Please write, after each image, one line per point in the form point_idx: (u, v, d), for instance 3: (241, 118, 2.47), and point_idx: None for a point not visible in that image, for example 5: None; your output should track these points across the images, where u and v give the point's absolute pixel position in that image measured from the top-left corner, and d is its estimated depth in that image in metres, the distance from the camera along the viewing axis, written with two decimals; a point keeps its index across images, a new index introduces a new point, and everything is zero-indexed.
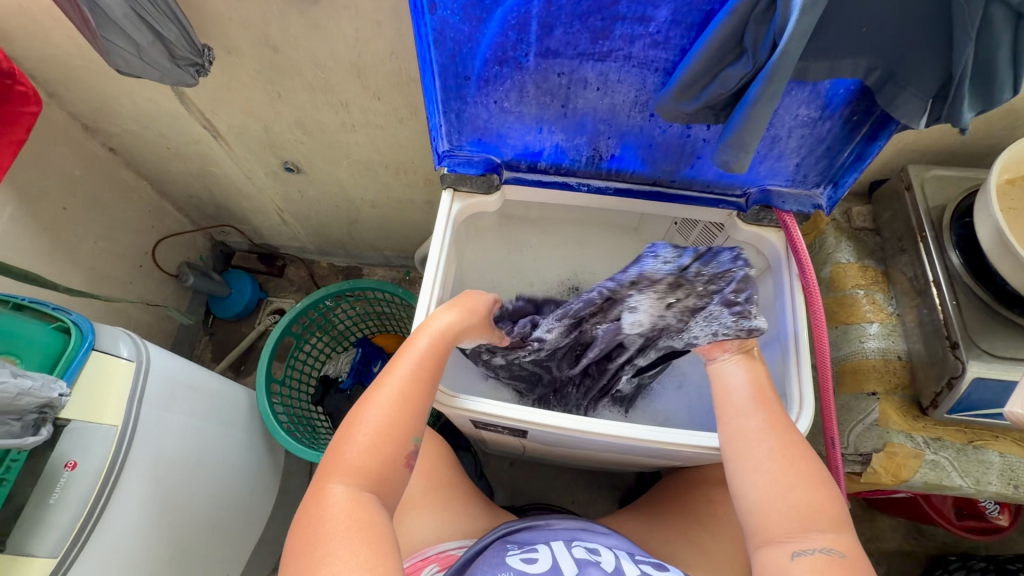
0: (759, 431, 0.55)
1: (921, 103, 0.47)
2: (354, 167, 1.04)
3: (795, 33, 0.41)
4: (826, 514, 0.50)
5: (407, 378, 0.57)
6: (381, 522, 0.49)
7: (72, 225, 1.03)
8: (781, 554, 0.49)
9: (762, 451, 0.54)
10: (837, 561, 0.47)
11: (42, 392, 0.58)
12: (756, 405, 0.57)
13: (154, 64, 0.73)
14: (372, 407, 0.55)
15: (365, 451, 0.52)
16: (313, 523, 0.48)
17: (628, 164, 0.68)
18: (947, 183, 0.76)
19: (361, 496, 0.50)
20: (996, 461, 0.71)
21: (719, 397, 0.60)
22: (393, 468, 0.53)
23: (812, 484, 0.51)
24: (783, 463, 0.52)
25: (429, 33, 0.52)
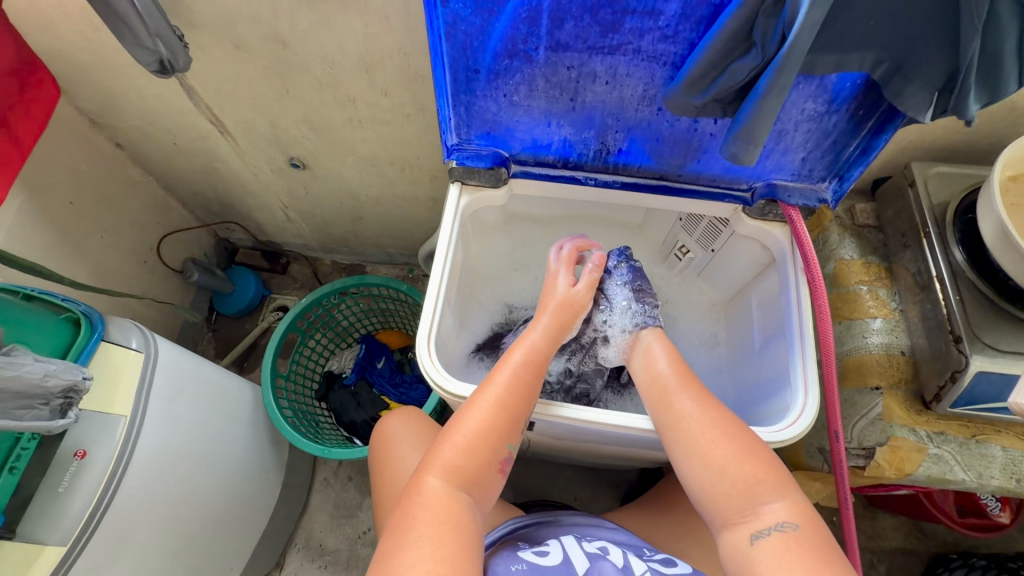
0: (689, 413, 0.59)
1: (928, 96, 0.48)
2: (359, 163, 1.05)
3: (805, 25, 0.41)
4: (766, 483, 0.53)
5: (512, 390, 0.59)
6: (470, 520, 0.52)
7: (79, 219, 1.03)
8: (742, 538, 0.51)
9: (688, 434, 0.57)
10: (792, 536, 0.49)
11: (66, 375, 0.59)
12: (680, 386, 0.61)
13: (169, 44, 0.71)
14: (476, 409, 0.58)
15: (458, 453, 0.55)
16: (408, 512, 0.51)
17: (635, 159, 0.69)
18: (950, 180, 0.76)
19: (456, 494, 0.53)
20: (998, 455, 0.71)
21: (651, 382, 0.64)
22: (487, 472, 0.56)
23: (747, 459, 0.54)
24: (710, 441, 0.56)
25: (440, 26, 0.53)
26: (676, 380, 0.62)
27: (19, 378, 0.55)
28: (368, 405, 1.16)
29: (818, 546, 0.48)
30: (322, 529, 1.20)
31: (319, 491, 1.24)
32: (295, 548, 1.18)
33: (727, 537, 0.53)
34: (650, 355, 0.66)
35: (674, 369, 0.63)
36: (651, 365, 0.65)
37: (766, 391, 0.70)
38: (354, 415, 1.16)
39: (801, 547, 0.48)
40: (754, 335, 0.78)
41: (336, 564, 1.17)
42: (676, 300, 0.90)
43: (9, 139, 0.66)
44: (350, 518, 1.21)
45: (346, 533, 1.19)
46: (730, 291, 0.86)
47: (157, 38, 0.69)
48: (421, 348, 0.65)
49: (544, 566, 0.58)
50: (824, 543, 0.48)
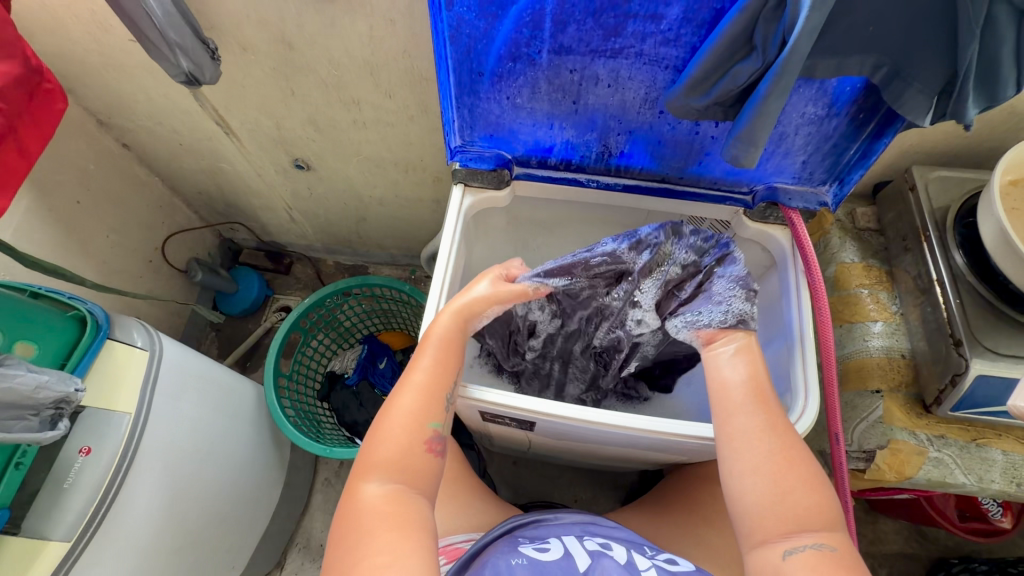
0: (755, 432, 0.54)
1: (926, 100, 0.48)
2: (363, 164, 1.06)
3: (805, 30, 0.42)
4: (821, 514, 0.50)
5: (435, 372, 0.59)
6: (414, 512, 0.51)
7: (86, 218, 1.04)
8: (774, 553, 0.49)
9: (760, 450, 0.53)
10: (828, 556, 0.48)
11: (59, 387, 0.60)
12: (752, 403, 0.55)
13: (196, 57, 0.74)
14: (397, 406, 0.57)
15: (394, 449, 0.54)
16: (352, 521, 0.50)
17: (637, 161, 0.69)
18: (951, 184, 0.77)
19: (392, 489, 0.52)
20: (999, 459, 0.71)
21: (720, 387, 0.58)
22: (422, 460, 0.55)
23: (809, 488, 0.51)
24: (779, 462, 0.52)
25: (445, 29, 0.54)
26: (748, 396, 0.56)
27: (12, 390, 0.56)
28: (369, 406, 1.19)
29: (854, 572, 0.48)
30: (323, 528, 1.21)
31: (320, 490, 1.24)
32: (296, 547, 1.19)
33: (757, 551, 0.51)
34: (728, 361, 0.58)
35: (748, 383, 0.56)
36: (723, 373, 0.58)
37: None
38: (355, 414, 1.18)
39: (838, 572, 0.47)
40: None
41: None
42: None
43: (15, 147, 0.60)
44: None
45: None
46: None
47: (179, 51, 0.71)
48: None
49: (545, 562, 0.58)
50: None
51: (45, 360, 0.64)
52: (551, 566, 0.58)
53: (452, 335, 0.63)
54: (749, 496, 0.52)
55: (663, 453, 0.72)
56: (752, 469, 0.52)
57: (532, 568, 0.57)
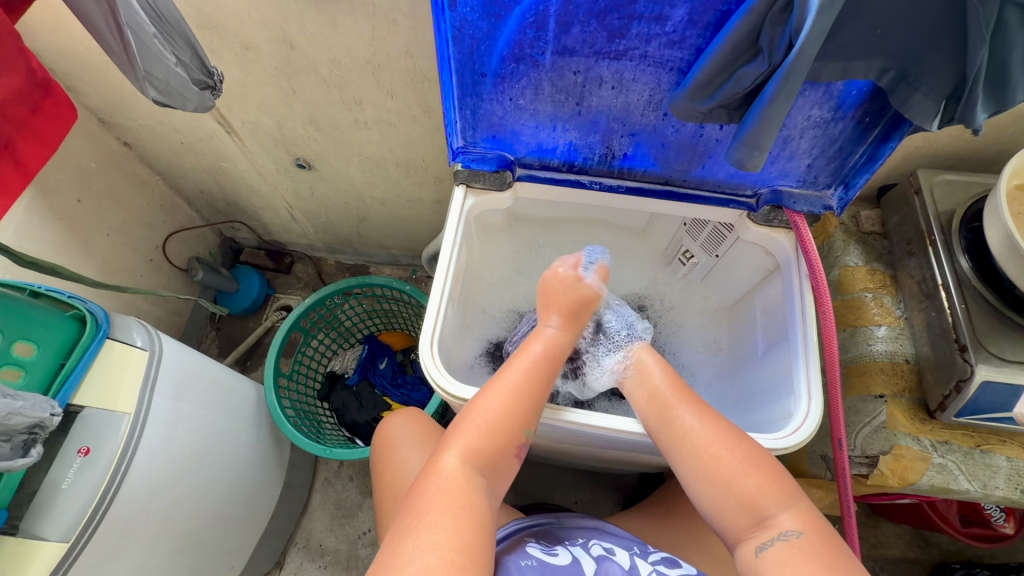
0: (690, 428, 0.60)
1: (934, 105, 0.48)
2: (365, 164, 1.05)
3: (812, 33, 0.41)
4: (768, 494, 0.53)
5: (529, 379, 0.61)
6: (485, 499, 0.53)
7: (86, 217, 1.04)
8: (749, 552, 0.53)
9: (691, 448, 0.58)
10: (795, 543, 0.50)
11: (34, 412, 0.58)
12: (680, 401, 0.62)
13: (175, 91, 0.67)
14: (490, 396, 0.59)
15: (478, 438, 0.57)
16: (424, 489, 0.52)
17: (640, 163, 0.69)
18: (956, 188, 0.76)
19: (469, 473, 0.54)
20: (1003, 465, 0.71)
21: (651, 398, 0.64)
22: (502, 457, 0.57)
23: (751, 471, 0.55)
24: (713, 457, 0.57)
25: (448, 29, 0.53)
26: (676, 397, 0.63)
27: None
28: (369, 406, 1.17)
29: (822, 552, 0.49)
30: (322, 528, 1.20)
31: (320, 490, 1.24)
32: (295, 547, 1.19)
33: (741, 550, 0.54)
34: (645, 374, 0.67)
35: (670, 385, 0.64)
36: (645, 381, 0.66)
37: (770, 398, 0.70)
38: (356, 415, 1.17)
39: (808, 556, 0.49)
40: (757, 342, 0.78)
41: (336, 564, 1.17)
42: (679, 305, 0.90)
43: (13, 165, 0.59)
44: (351, 518, 1.21)
45: (346, 533, 1.20)
46: (733, 297, 0.85)
47: (148, 82, 0.62)
48: (423, 349, 0.65)
49: (556, 565, 0.59)
50: (829, 549, 0.49)
51: (45, 360, 0.64)
52: (562, 570, 0.58)
53: (546, 355, 0.64)
54: (707, 501, 0.57)
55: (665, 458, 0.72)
56: (695, 472, 0.58)
57: (542, 569, 0.58)
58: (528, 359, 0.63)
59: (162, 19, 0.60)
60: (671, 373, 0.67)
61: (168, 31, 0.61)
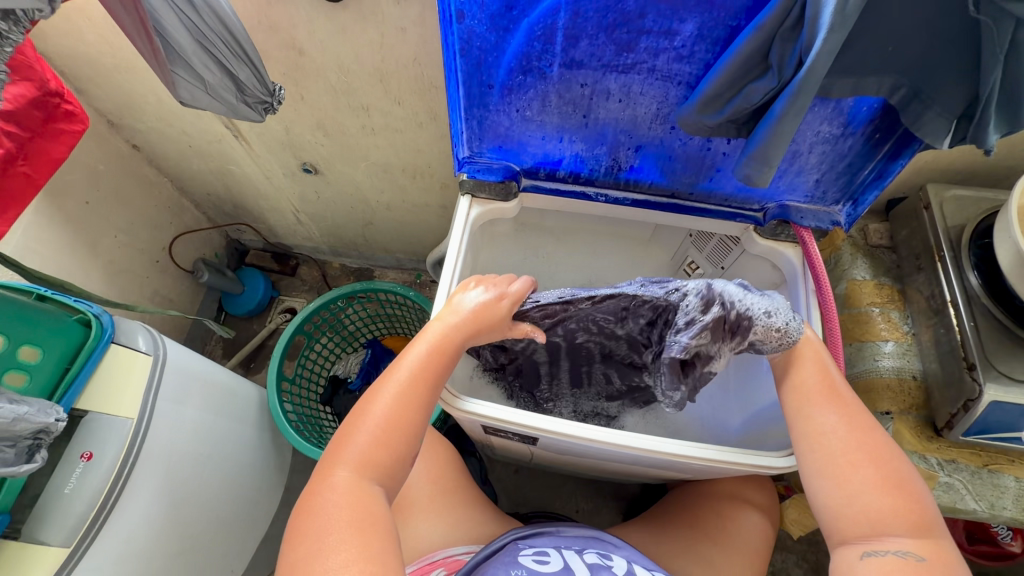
0: (829, 427, 0.54)
1: (946, 123, 0.47)
2: (371, 169, 1.06)
3: (823, 51, 0.41)
4: (903, 517, 0.49)
5: (421, 369, 0.57)
6: (384, 513, 0.49)
7: (94, 219, 1.05)
8: (851, 554, 0.50)
9: (826, 448, 0.53)
10: (912, 564, 0.47)
11: (39, 418, 0.58)
12: (826, 401, 0.56)
13: (223, 100, 0.71)
14: (382, 397, 0.55)
15: (368, 443, 0.52)
16: (311, 512, 0.48)
17: (647, 176, 0.68)
18: (966, 203, 0.75)
19: (366, 486, 0.51)
20: (1011, 486, 0.70)
21: (792, 388, 0.58)
22: (399, 461, 0.54)
23: (886, 489, 0.50)
24: (848, 462, 0.52)
25: (455, 41, 0.53)
26: (822, 393, 0.57)
27: None
28: None
29: None
30: None
31: None
32: None
33: (841, 552, 0.51)
34: (800, 364, 0.59)
35: (823, 377, 0.57)
36: (799, 373, 0.58)
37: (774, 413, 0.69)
38: None
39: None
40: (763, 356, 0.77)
41: None
42: None
43: (24, 175, 0.60)
44: None
45: None
46: None
47: (180, 82, 0.67)
48: None
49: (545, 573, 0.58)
50: None
51: (48, 364, 0.64)
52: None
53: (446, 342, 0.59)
54: (819, 494, 0.53)
55: (669, 472, 0.72)
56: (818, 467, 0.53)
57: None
58: (423, 345, 0.58)
59: (217, 40, 0.63)
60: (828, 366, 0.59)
61: (224, 54, 0.65)
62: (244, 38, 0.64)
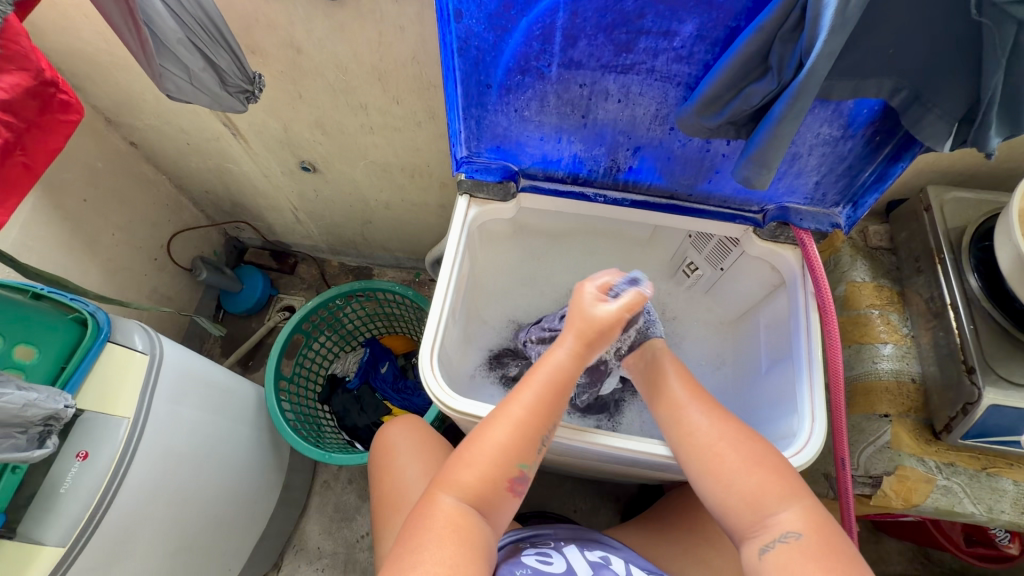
0: (698, 427, 0.58)
1: (947, 126, 0.47)
2: (370, 168, 1.05)
3: (823, 53, 0.41)
4: (772, 494, 0.52)
5: (537, 410, 0.57)
6: (479, 546, 0.51)
7: (91, 216, 1.04)
8: (752, 551, 0.51)
9: (698, 447, 0.57)
10: (796, 545, 0.49)
11: (49, 404, 0.59)
12: (692, 402, 0.61)
13: (206, 91, 0.71)
14: (496, 430, 0.56)
15: (475, 475, 0.54)
16: (417, 528, 0.51)
17: (646, 177, 0.68)
18: (967, 206, 0.75)
19: (464, 513, 0.53)
20: (1010, 489, 0.70)
21: (663, 398, 0.63)
22: (501, 495, 0.55)
23: (755, 471, 0.54)
24: (717, 455, 0.56)
25: (453, 41, 0.53)
26: (692, 399, 0.61)
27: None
28: (370, 411, 1.17)
29: (826, 550, 0.48)
30: (320, 531, 1.20)
31: (318, 492, 1.24)
32: (293, 549, 1.19)
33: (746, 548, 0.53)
34: (661, 374, 0.65)
35: (684, 383, 0.63)
36: (659, 380, 0.64)
37: (772, 416, 0.69)
38: (356, 419, 1.17)
39: (806, 559, 0.48)
40: (760, 358, 0.77)
41: (333, 567, 1.17)
42: (683, 317, 0.89)
43: (21, 165, 0.59)
44: (348, 521, 1.21)
45: (343, 536, 1.19)
46: (738, 311, 0.85)
47: (166, 77, 0.66)
48: (423, 360, 0.65)
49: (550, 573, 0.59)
50: (831, 550, 0.48)
51: (45, 364, 0.64)
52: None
53: (558, 377, 0.59)
54: (709, 495, 0.56)
55: (666, 473, 0.71)
56: (698, 467, 0.57)
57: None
58: (542, 377, 0.58)
59: (200, 27, 0.63)
60: (684, 370, 0.65)
61: (202, 39, 0.64)
62: (219, 22, 0.64)
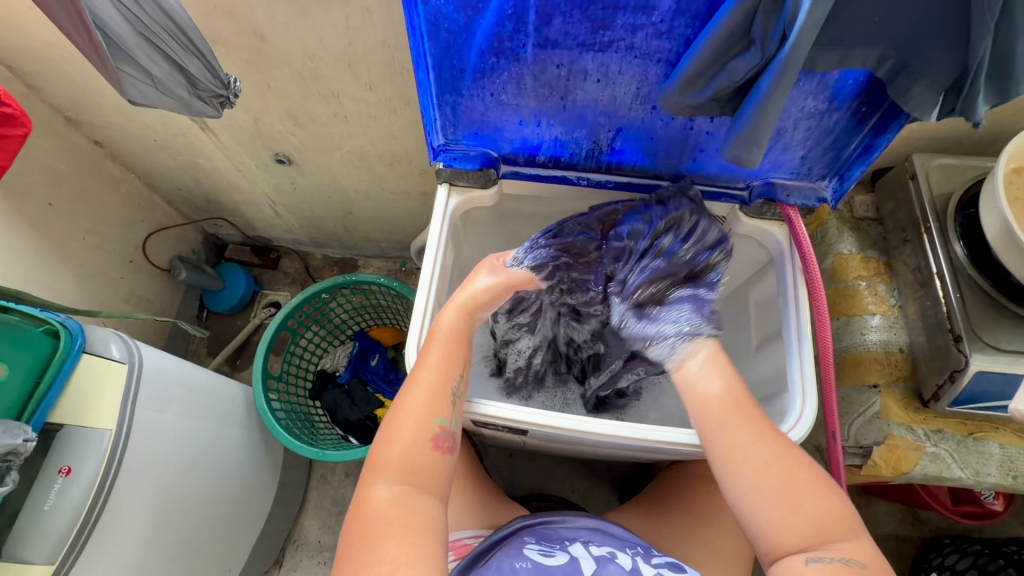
0: (751, 442, 0.51)
1: (934, 96, 0.46)
2: (347, 158, 1.02)
3: (806, 25, 0.39)
4: (837, 521, 0.47)
5: (442, 368, 0.58)
6: (425, 526, 0.49)
7: (60, 221, 1.00)
8: (795, 562, 0.46)
9: (755, 462, 0.50)
10: (858, 571, 0.44)
11: (4, 440, 0.56)
12: (743, 411, 0.53)
13: (176, 97, 0.68)
14: (406, 402, 0.56)
15: (403, 451, 0.53)
16: (359, 523, 0.49)
17: (629, 158, 0.66)
18: (952, 172, 0.74)
19: (399, 494, 0.50)
20: (996, 452, 0.71)
21: (716, 407, 0.53)
22: (430, 459, 0.53)
23: (824, 496, 0.48)
24: (785, 472, 0.49)
25: (422, 24, 0.50)
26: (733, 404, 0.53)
27: None
28: (362, 404, 1.15)
29: None
30: (319, 525, 1.20)
31: (316, 487, 1.24)
32: (294, 545, 1.19)
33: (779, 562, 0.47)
34: (710, 374, 0.55)
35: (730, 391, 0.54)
36: (703, 385, 0.55)
37: (764, 394, 0.69)
38: (349, 414, 1.15)
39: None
40: (751, 336, 0.77)
41: (335, 560, 1.17)
42: None
43: None
44: (347, 513, 1.21)
45: None
46: (727, 289, 0.84)
47: (125, 78, 0.62)
48: (410, 355, 0.63)
49: (550, 566, 0.57)
50: None
51: (17, 380, 0.62)
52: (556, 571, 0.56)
53: (459, 334, 0.60)
54: (761, 510, 0.48)
55: (659, 455, 0.71)
56: (731, 470, 0.51)
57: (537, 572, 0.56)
58: (436, 356, 0.58)
59: (170, 33, 0.61)
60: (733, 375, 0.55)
61: (170, 47, 0.62)
62: (187, 29, 0.61)
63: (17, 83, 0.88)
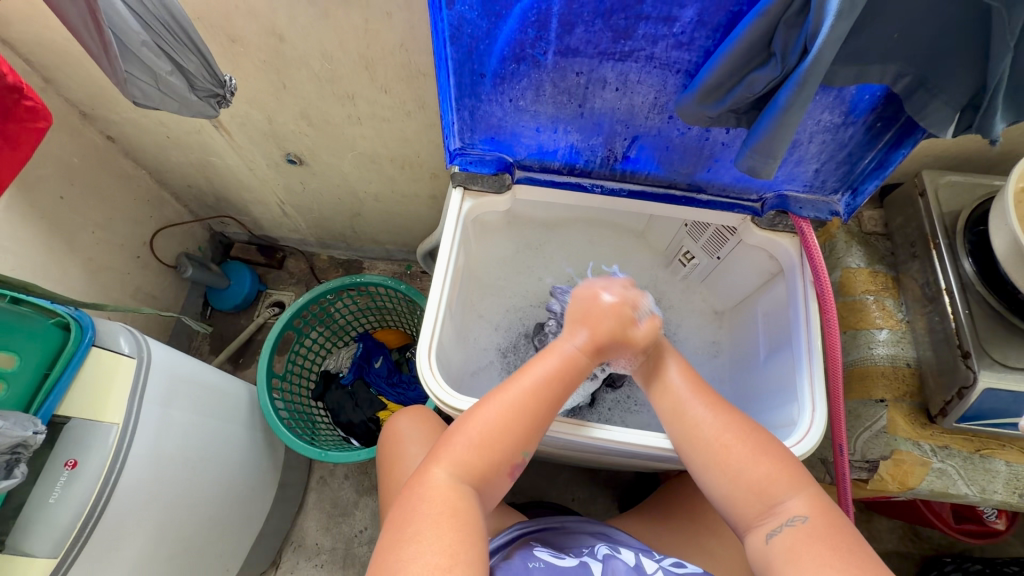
0: (701, 420, 0.58)
1: (951, 113, 0.46)
2: (358, 160, 1.03)
3: (829, 39, 0.40)
4: (781, 483, 0.53)
5: (537, 390, 0.56)
6: (474, 517, 0.51)
7: (70, 214, 1.01)
8: (758, 538, 0.52)
9: (702, 440, 0.57)
10: (803, 528, 0.49)
11: (15, 431, 0.56)
12: (693, 395, 0.59)
13: (175, 95, 0.67)
14: (484, 411, 0.56)
15: (470, 449, 0.54)
16: (411, 504, 0.51)
17: (643, 166, 0.67)
18: (961, 189, 0.75)
19: (459, 486, 0.52)
20: (1002, 470, 0.71)
21: (662, 389, 0.62)
22: (499, 463, 0.55)
23: (762, 460, 0.54)
24: (724, 446, 0.55)
25: (445, 28, 0.51)
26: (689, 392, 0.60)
27: None
28: (365, 406, 1.15)
29: (833, 537, 0.48)
30: (318, 527, 1.20)
31: (315, 489, 1.23)
32: (291, 546, 1.18)
33: (751, 539, 0.53)
34: (659, 368, 0.63)
35: (687, 382, 0.61)
36: (658, 374, 0.63)
37: (770, 405, 0.70)
38: (351, 415, 1.15)
39: (814, 539, 0.48)
40: (758, 347, 0.77)
41: (333, 563, 1.16)
42: (679, 306, 0.89)
43: None
44: (346, 516, 1.20)
45: (341, 531, 1.19)
46: (733, 300, 0.85)
47: (130, 84, 0.62)
48: (421, 358, 0.63)
49: (562, 566, 0.59)
50: (839, 536, 0.48)
51: (27, 371, 0.61)
52: (569, 569, 0.58)
53: (573, 365, 0.58)
54: (715, 485, 0.55)
55: (667, 465, 0.71)
56: (692, 453, 0.57)
57: (550, 571, 0.58)
58: (545, 368, 0.58)
59: (167, 31, 0.60)
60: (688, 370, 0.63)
61: (169, 42, 0.61)
62: (185, 22, 0.61)
63: (34, 77, 0.89)
